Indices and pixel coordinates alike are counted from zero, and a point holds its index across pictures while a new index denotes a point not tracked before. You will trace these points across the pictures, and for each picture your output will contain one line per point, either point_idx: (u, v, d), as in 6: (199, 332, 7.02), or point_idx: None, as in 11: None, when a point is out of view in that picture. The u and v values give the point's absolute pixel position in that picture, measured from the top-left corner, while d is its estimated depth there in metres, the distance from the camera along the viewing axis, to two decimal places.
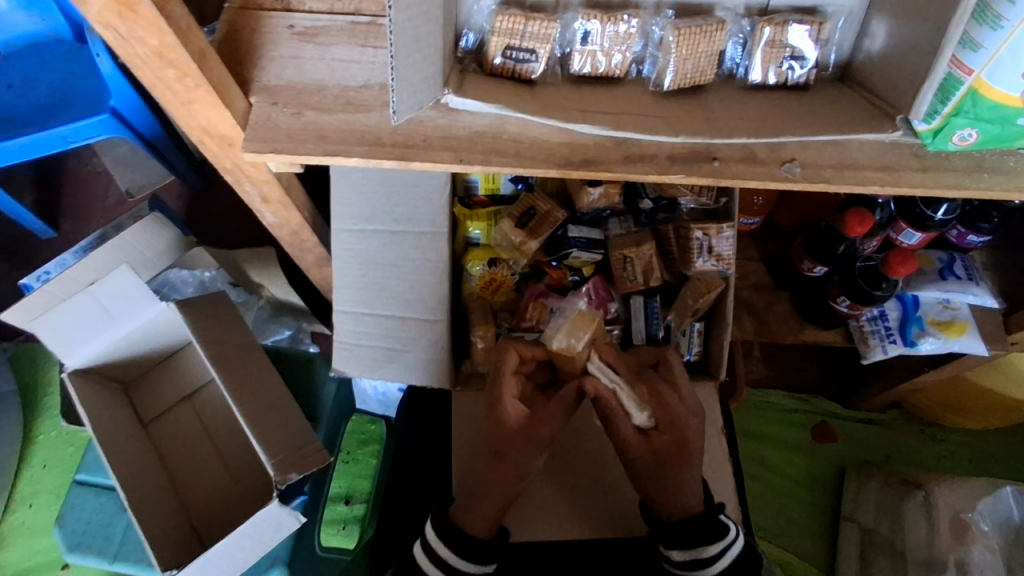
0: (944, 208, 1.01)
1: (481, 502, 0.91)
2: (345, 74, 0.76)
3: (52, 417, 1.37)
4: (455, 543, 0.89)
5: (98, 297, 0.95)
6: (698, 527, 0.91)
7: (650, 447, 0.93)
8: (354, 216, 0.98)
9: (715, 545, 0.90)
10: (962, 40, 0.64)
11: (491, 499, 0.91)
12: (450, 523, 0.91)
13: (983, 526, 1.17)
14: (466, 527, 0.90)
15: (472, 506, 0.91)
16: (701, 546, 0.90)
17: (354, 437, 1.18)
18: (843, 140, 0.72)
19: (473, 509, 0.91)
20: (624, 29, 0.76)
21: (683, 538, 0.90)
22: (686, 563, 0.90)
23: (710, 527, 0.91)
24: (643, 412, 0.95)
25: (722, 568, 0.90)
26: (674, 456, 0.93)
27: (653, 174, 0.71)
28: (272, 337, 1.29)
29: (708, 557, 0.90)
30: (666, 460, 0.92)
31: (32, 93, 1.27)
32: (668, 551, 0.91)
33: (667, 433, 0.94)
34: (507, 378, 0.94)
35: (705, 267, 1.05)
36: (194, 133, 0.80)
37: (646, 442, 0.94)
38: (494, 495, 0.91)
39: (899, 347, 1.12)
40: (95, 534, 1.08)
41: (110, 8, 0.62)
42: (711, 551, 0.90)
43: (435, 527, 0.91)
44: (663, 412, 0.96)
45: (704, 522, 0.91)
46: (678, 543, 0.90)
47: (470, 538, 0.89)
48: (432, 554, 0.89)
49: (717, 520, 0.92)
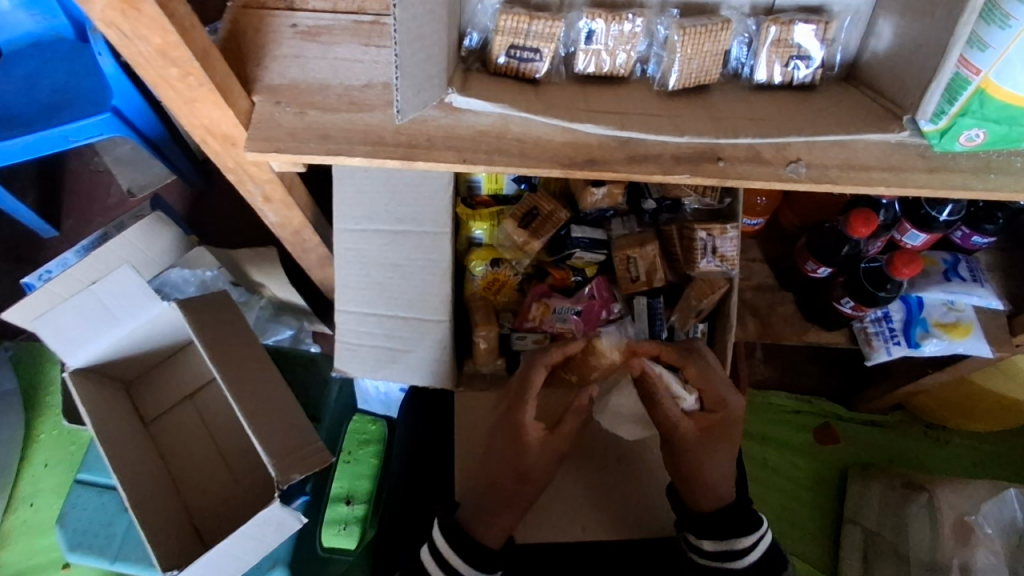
0: (949, 209, 1.00)
1: (497, 513, 0.89)
2: (348, 73, 0.76)
3: (53, 416, 1.37)
4: (468, 555, 0.87)
5: (100, 296, 0.95)
6: (730, 518, 0.91)
7: (695, 428, 0.91)
8: (357, 216, 0.97)
9: (749, 536, 0.89)
10: (970, 40, 0.63)
11: (508, 511, 0.89)
12: (462, 531, 0.89)
13: (986, 530, 1.15)
14: (481, 539, 0.88)
15: (486, 515, 0.89)
16: (735, 536, 0.89)
17: (354, 436, 1.17)
18: (849, 141, 0.72)
19: (490, 520, 0.89)
20: (629, 29, 0.76)
21: (715, 528, 0.90)
22: (716, 554, 0.89)
23: (740, 520, 0.91)
24: (691, 393, 0.95)
25: (755, 559, 0.89)
26: (716, 437, 0.92)
27: (658, 174, 0.71)
28: (273, 336, 1.30)
29: (740, 548, 0.89)
30: (707, 440, 0.91)
31: (34, 92, 1.27)
32: (699, 540, 0.90)
33: (708, 414, 0.93)
34: (530, 397, 0.90)
35: (709, 267, 1.05)
36: (197, 132, 0.80)
37: (692, 423, 0.91)
38: (510, 507, 0.89)
39: (903, 349, 1.11)
40: (97, 533, 1.08)
41: (113, 7, 0.62)
42: (742, 543, 0.89)
43: (446, 536, 0.88)
44: (708, 392, 0.93)
45: (732, 514, 0.91)
46: (710, 533, 0.89)
47: (483, 549, 0.87)
48: (444, 563, 0.87)
49: (747, 512, 0.92)
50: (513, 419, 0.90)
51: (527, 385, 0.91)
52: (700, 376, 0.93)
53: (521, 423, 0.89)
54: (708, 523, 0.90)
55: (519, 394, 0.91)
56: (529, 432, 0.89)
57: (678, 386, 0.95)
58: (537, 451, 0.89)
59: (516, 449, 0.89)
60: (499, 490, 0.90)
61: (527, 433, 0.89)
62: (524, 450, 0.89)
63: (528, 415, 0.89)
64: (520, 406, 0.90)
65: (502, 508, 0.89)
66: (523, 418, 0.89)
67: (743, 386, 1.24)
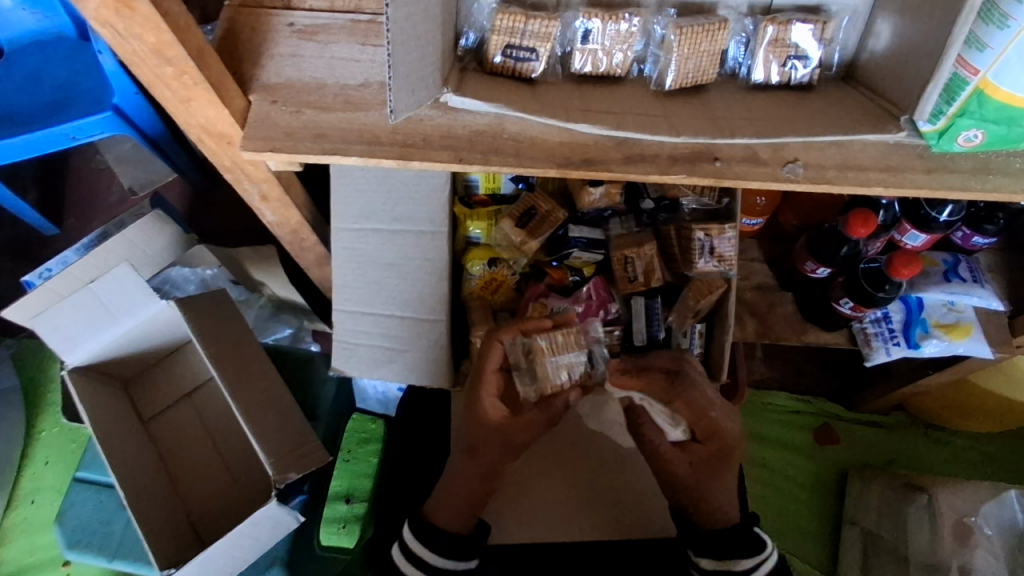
0: (948, 210, 0.99)
1: (456, 500, 0.93)
2: (344, 73, 0.76)
3: (54, 413, 1.37)
4: (424, 537, 0.91)
5: (98, 293, 0.96)
6: (731, 539, 0.90)
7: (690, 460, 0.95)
8: (355, 215, 0.97)
9: (747, 560, 0.89)
10: (968, 40, 0.62)
11: (468, 499, 0.93)
12: (424, 521, 0.93)
13: (986, 531, 1.15)
14: (444, 524, 0.92)
15: (453, 508, 0.93)
16: (733, 558, 0.89)
17: (354, 434, 1.16)
18: (847, 141, 0.72)
19: (444, 506, 0.93)
20: (625, 28, 0.76)
21: (716, 548, 0.90)
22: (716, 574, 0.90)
23: (743, 541, 0.90)
24: (679, 427, 0.98)
25: None
26: (710, 466, 0.95)
27: (654, 174, 0.71)
28: (272, 335, 1.31)
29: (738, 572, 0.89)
30: (705, 472, 0.94)
31: (35, 91, 1.27)
32: (698, 558, 0.91)
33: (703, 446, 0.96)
34: (488, 372, 0.94)
35: (707, 268, 1.05)
36: (193, 131, 0.79)
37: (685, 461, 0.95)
38: (468, 496, 0.93)
39: (903, 350, 1.11)
40: (95, 531, 1.08)
41: (107, 5, 0.61)
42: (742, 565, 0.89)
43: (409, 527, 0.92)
44: (701, 423, 0.96)
45: (738, 534, 0.90)
46: (709, 551, 0.90)
47: (433, 527, 0.91)
48: (410, 553, 0.91)
49: (752, 534, 0.92)
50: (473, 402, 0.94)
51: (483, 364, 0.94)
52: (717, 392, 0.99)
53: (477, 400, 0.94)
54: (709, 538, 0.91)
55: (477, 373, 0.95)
56: (486, 411, 0.93)
57: (665, 420, 0.98)
58: (498, 432, 0.94)
59: (474, 426, 0.94)
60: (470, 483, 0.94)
61: (485, 410, 0.93)
62: (481, 427, 0.93)
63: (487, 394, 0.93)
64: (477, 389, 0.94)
65: (460, 494, 0.93)
66: (481, 396, 0.93)
67: (742, 388, 1.24)
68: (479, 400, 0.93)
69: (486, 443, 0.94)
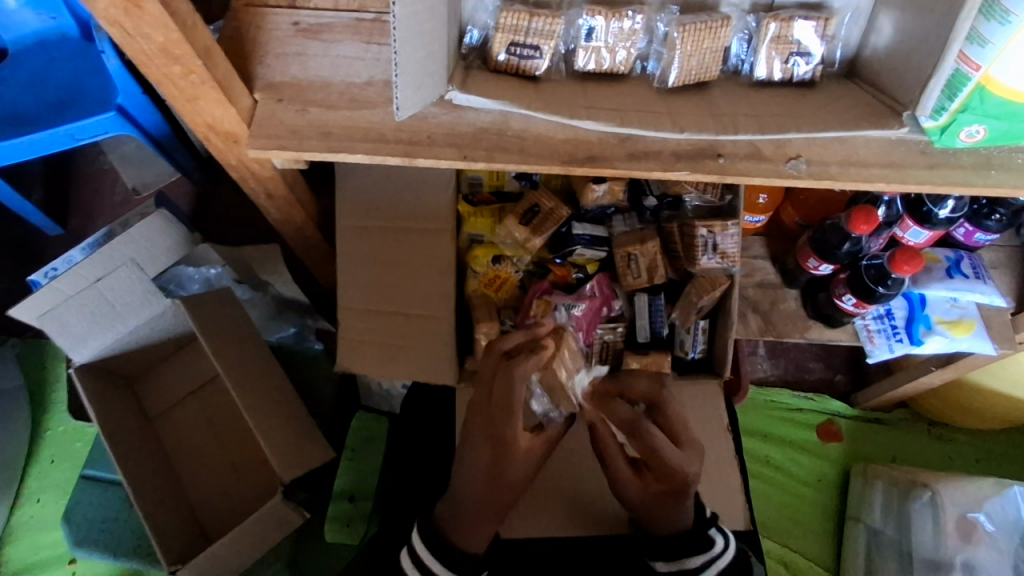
0: (949, 205, 1.00)
1: (484, 521, 0.87)
2: (349, 71, 0.77)
3: (60, 412, 1.38)
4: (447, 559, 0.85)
5: (105, 294, 1.01)
6: (682, 542, 0.87)
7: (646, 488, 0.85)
8: (359, 214, 1.00)
9: (699, 557, 0.87)
10: (970, 36, 0.63)
11: (497, 519, 0.88)
12: (439, 533, 0.87)
13: (988, 526, 1.17)
14: (461, 545, 0.86)
15: (469, 522, 0.86)
16: (687, 556, 0.87)
17: (358, 434, 1.14)
18: (849, 137, 0.72)
19: (470, 529, 0.86)
20: (629, 26, 0.77)
21: (667, 550, 0.87)
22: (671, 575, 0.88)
23: (687, 541, 0.87)
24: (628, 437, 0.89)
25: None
26: (673, 493, 0.84)
27: (658, 170, 0.71)
28: (276, 334, 1.28)
29: (690, 569, 0.87)
30: (656, 502, 0.85)
31: (40, 90, 1.27)
32: (654, 562, 0.89)
33: (662, 480, 0.84)
34: (517, 407, 0.84)
35: (710, 264, 1.05)
36: (199, 130, 0.80)
37: (639, 485, 0.85)
38: (493, 515, 0.87)
39: (906, 346, 1.11)
40: (102, 529, 1.09)
41: (115, 5, 0.62)
42: (693, 562, 0.87)
43: (425, 542, 0.87)
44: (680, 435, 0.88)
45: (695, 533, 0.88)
46: (661, 555, 0.88)
47: (468, 557, 0.85)
48: (421, 562, 0.85)
49: (704, 534, 0.89)
50: (498, 430, 0.85)
51: (511, 397, 0.84)
52: (676, 422, 0.88)
53: (508, 437, 0.84)
54: (661, 543, 0.88)
55: (503, 406, 0.85)
56: (517, 442, 0.85)
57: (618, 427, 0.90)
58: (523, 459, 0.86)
59: (500, 454, 0.85)
60: (484, 502, 0.86)
61: (516, 445, 0.85)
62: (510, 458, 0.85)
63: (517, 428, 0.84)
64: (505, 425, 0.84)
65: (483, 516, 0.87)
66: (513, 432, 0.84)
67: (745, 383, 1.24)
68: (510, 436, 0.84)
69: (510, 468, 0.86)
